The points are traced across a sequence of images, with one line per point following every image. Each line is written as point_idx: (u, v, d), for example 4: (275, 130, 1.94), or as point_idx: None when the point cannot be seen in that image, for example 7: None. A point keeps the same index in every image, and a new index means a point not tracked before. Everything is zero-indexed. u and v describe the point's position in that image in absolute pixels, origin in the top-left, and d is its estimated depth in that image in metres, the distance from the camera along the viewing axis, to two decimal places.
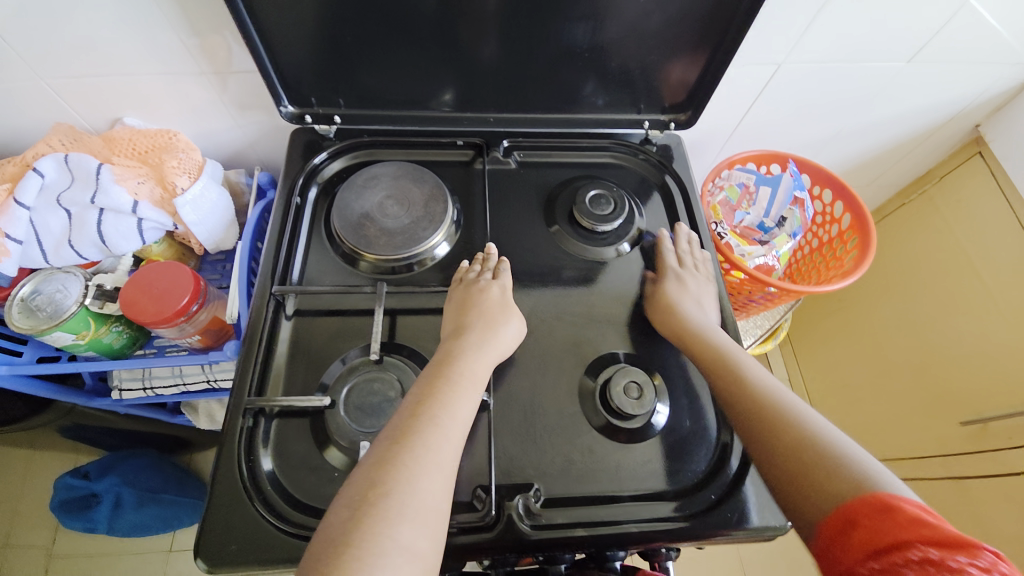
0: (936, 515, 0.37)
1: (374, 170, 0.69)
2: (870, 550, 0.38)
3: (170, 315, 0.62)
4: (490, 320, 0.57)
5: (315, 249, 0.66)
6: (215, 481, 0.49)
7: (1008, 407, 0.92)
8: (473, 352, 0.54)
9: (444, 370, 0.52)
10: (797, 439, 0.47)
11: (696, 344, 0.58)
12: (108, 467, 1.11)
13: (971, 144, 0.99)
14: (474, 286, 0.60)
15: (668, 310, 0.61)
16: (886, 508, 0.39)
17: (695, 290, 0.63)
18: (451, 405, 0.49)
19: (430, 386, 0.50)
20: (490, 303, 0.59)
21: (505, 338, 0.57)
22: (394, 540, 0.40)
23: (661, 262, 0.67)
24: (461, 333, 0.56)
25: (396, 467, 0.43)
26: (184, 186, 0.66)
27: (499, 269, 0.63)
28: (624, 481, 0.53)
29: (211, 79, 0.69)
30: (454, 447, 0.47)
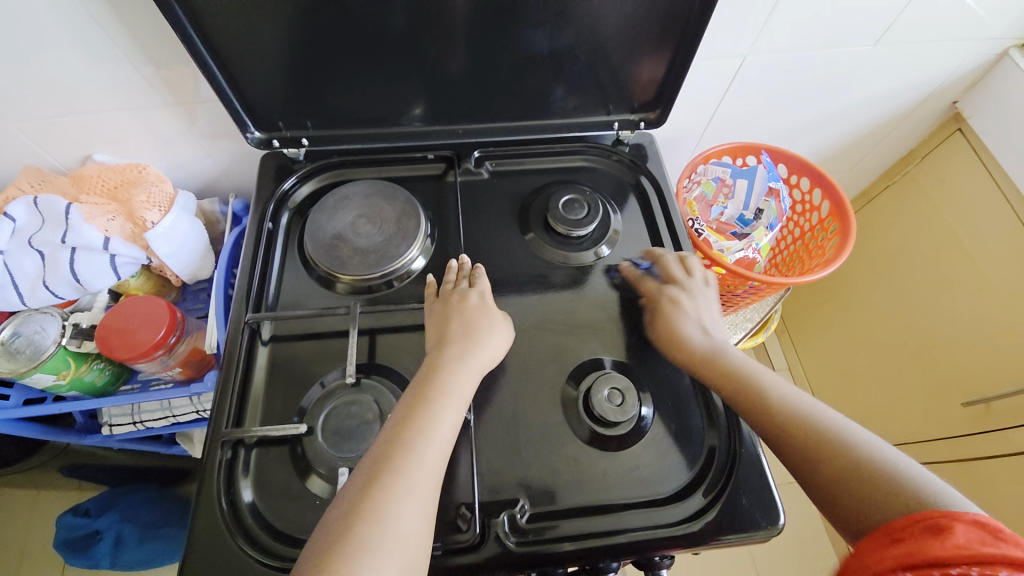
0: (994, 537, 0.35)
1: (345, 190, 0.68)
2: (908, 564, 0.36)
3: (146, 349, 0.62)
4: (470, 334, 0.56)
5: (290, 274, 0.65)
6: (195, 519, 0.49)
7: (1009, 385, 0.91)
8: (456, 368, 0.53)
9: (423, 390, 0.51)
10: (834, 457, 0.45)
11: (710, 364, 0.56)
12: (108, 504, 1.08)
13: (950, 121, 0.98)
14: (452, 298, 0.59)
15: (670, 342, 0.59)
16: (935, 528, 0.37)
17: (693, 312, 0.60)
18: (430, 427, 0.48)
19: (409, 407, 0.49)
20: (472, 314, 0.58)
21: (488, 347, 0.56)
22: (366, 573, 0.40)
23: (645, 287, 0.63)
24: (441, 348, 0.55)
25: (371, 499, 0.43)
26: (155, 220, 0.66)
27: (475, 275, 0.63)
28: (610, 490, 0.53)
29: (178, 111, 0.69)
30: (433, 470, 0.47)
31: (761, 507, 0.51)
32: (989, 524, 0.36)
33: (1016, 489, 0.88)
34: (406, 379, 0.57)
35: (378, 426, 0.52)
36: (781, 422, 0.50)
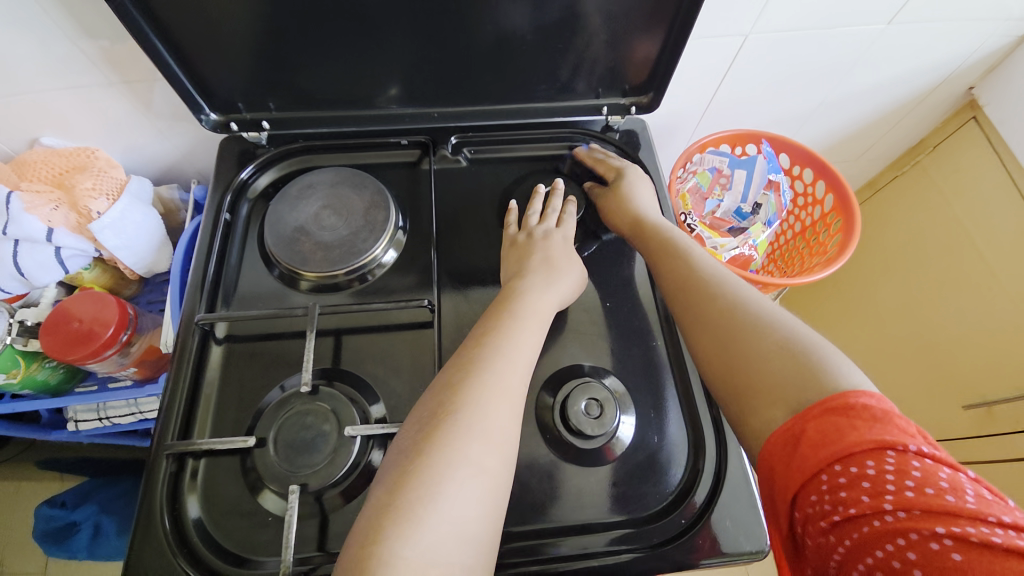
0: (842, 416, 0.38)
1: (310, 178, 0.64)
2: (795, 495, 0.39)
3: (95, 349, 0.58)
4: (553, 261, 0.57)
5: (249, 270, 0.61)
6: (135, 538, 0.45)
7: (1014, 389, 0.87)
8: (541, 287, 0.54)
9: (507, 306, 0.51)
10: (735, 323, 0.47)
11: (648, 240, 0.58)
12: (86, 495, 0.99)
13: (965, 109, 0.92)
14: (539, 232, 0.60)
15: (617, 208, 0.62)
16: (793, 439, 0.40)
17: (644, 187, 0.64)
18: (519, 336, 0.49)
19: (495, 318, 0.50)
20: (551, 246, 0.58)
21: (569, 284, 0.56)
22: (464, 454, 0.40)
23: (603, 163, 0.67)
24: (522, 272, 0.56)
25: (463, 386, 0.44)
26: (102, 209, 0.62)
27: (565, 214, 0.63)
28: (584, 509, 0.49)
29: (128, 90, 0.63)
30: (521, 374, 0.47)
31: (746, 531, 0.48)
32: (835, 399, 0.39)
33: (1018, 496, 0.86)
34: (369, 387, 0.53)
35: (335, 439, 0.48)
36: (700, 299, 0.51)
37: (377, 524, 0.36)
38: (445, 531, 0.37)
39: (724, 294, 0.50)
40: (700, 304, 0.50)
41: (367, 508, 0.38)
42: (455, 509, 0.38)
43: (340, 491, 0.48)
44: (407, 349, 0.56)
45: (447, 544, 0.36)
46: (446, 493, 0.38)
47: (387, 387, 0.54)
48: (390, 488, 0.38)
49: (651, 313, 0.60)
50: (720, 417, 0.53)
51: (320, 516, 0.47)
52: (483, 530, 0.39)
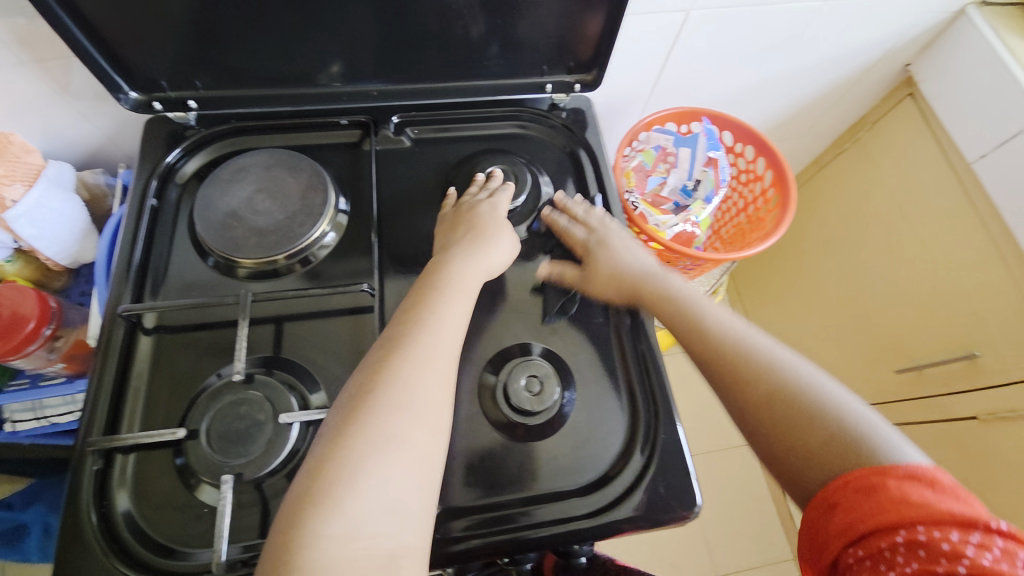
0: (923, 485, 0.39)
1: (242, 161, 0.61)
2: (855, 537, 0.40)
3: (17, 344, 0.55)
4: (480, 232, 0.56)
5: (179, 257, 0.58)
6: (62, 536, 0.44)
7: (941, 353, 0.94)
8: (465, 260, 0.54)
9: (431, 280, 0.51)
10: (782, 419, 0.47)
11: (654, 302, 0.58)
12: (34, 496, 0.93)
13: (903, 86, 0.97)
14: (465, 206, 0.60)
15: (612, 276, 0.59)
16: (867, 489, 0.41)
17: (621, 240, 0.61)
18: (446, 313, 0.48)
19: (419, 298, 0.50)
20: (478, 218, 0.58)
21: (496, 254, 0.56)
22: (384, 430, 0.40)
23: (568, 238, 0.61)
24: (449, 246, 0.56)
25: (388, 368, 0.43)
26: (16, 196, 0.58)
27: (498, 189, 0.62)
28: (525, 483, 0.50)
29: (39, 69, 0.59)
30: (446, 346, 0.46)
31: (680, 495, 0.50)
32: (918, 470, 0.40)
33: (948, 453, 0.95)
34: (308, 371, 0.53)
35: (271, 428, 0.47)
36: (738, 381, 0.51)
37: (296, 510, 0.36)
38: (371, 507, 0.37)
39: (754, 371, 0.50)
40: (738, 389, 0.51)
41: (289, 495, 0.38)
42: (378, 483, 0.38)
43: (281, 477, 0.47)
44: (348, 334, 0.55)
45: (371, 515, 0.37)
46: (367, 473, 0.38)
47: (328, 373, 0.53)
48: (309, 474, 0.38)
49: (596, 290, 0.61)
50: (657, 387, 0.54)
51: (260, 504, 0.46)
52: (421, 504, 0.39)
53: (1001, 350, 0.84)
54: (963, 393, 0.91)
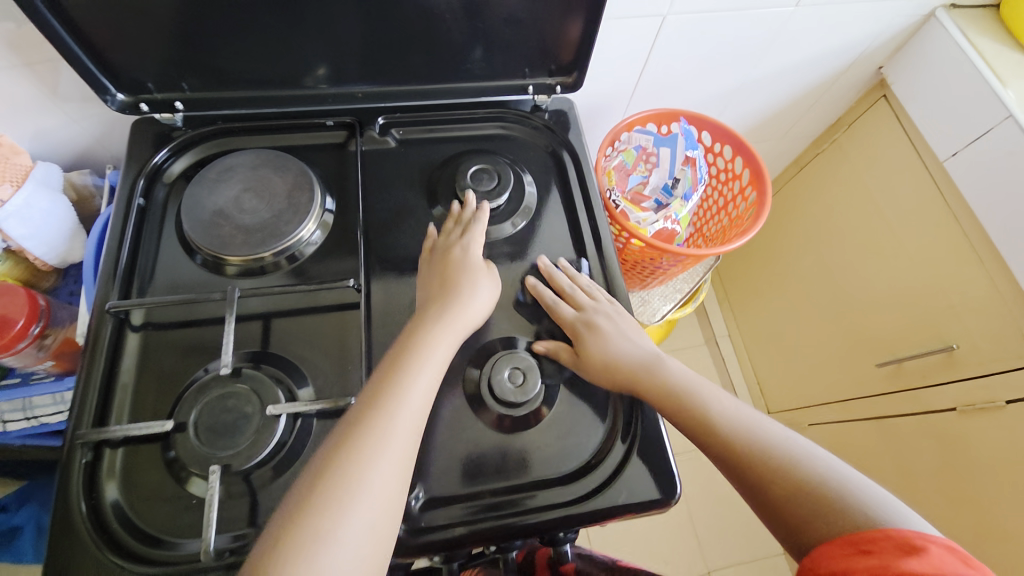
0: (962, 560, 0.39)
1: (229, 161, 0.62)
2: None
3: (6, 342, 0.56)
4: (453, 288, 0.56)
5: (167, 255, 0.59)
6: (52, 526, 0.45)
7: (919, 346, 0.96)
8: (435, 326, 0.53)
9: (401, 349, 0.51)
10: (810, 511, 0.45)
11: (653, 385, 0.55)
12: (26, 498, 0.93)
13: (876, 87, 1.00)
14: (439, 252, 0.60)
15: (606, 365, 0.55)
16: (911, 549, 0.40)
17: (611, 322, 0.58)
18: (411, 388, 0.48)
19: (390, 369, 0.49)
20: (453, 268, 0.58)
21: (469, 311, 0.55)
22: (348, 508, 0.42)
23: (558, 316, 0.58)
24: (421, 311, 0.55)
25: (355, 443, 0.44)
26: (5, 196, 0.59)
27: (472, 223, 0.61)
28: (509, 472, 0.51)
29: (26, 71, 0.60)
30: (412, 416, 0.47)
31: (659, 481, 0.51)
32: (958, 551, 0.40)
33: (926, 443, 0.97)
34: (295, 365, 0.54)
35: (258, 420, 0.48)
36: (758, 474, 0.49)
37: None
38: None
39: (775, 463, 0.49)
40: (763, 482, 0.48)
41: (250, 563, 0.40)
42: (338, 556, 0.40)
43: (268, 468, 0.48)
44: (335, 330, 0.57)
45: None
46: (328, 550, 0.40)
47: (315, 368, 0.54)
48: (270, 545, 0.40)
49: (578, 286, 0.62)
50: None
51: (249, 495, 0.47)
52: None
53: (977, 343, 0.87)
54: (940, 385, 0.93)
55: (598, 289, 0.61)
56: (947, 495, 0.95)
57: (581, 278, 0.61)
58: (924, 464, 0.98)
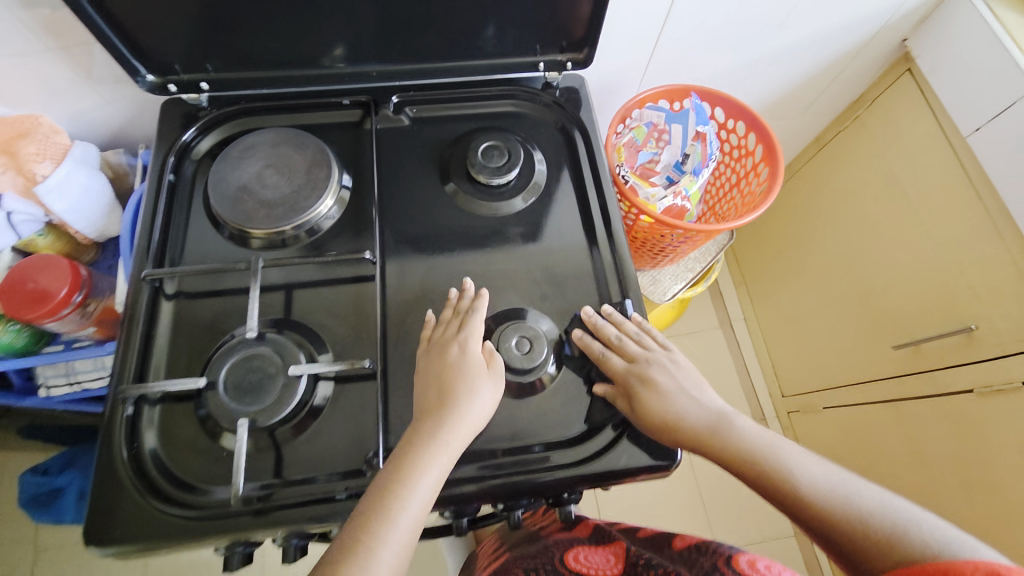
0: None
1: (251, 139, 0.65)
2: None
3: (51, 309, 0.61)
4: (450, 398, 0.51)
5: (196, 228, 0.63)
6: (98, 470, 0.49)
7: (938, 327, 0.95)
8: (428, 444, 0.49)
9: (402, 455, 0.48)
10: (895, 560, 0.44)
11: (717, 441, 0.53)
12: (70, 461, 0.99)
13: (900, 61, 0.97)
14: (438, 346, 0.55)
15: (667, 425, 0.53)
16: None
17: (665, 375, 0.56)
18: (400, 514, 0.46)
19: (387, 484, 0.47)
20: (451, 369, 0.53)
21: (474, 409, 0.52)
22: None
23: (610, 368, 0.56)
24: (424, 411, 0.51)
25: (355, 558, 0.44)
26: (47, 173, 0.64)
27: (472, 312, 0.57)
28: (515, 435, 0.54)
29: (63, 55, 0.63)
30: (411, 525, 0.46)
31: (659, 445, 0.53)
32: None
33: (943, 426, 0.96)
34: (314, 332, 0.57)
35: (282, 379, 0.52)
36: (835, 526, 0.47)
37: None
38: None
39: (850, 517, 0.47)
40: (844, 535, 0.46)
41: None
42: None
43: (291, 424, 0.52)
44: (352, 301, 0.60)
45: None
46: None
47: (333, 335, 0.58)
48: None
49: (587, 262, 0.64)
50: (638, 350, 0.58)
51: (274, 448, 0.51)
52: None
53: (997, 323, 0.85)
54: (959, 366, 0.92)
55: (646, 333, 0.59)
56: (961, 478, 0.94)
57: (631, 324, 0.59)
58: (940, 446, 0.97)
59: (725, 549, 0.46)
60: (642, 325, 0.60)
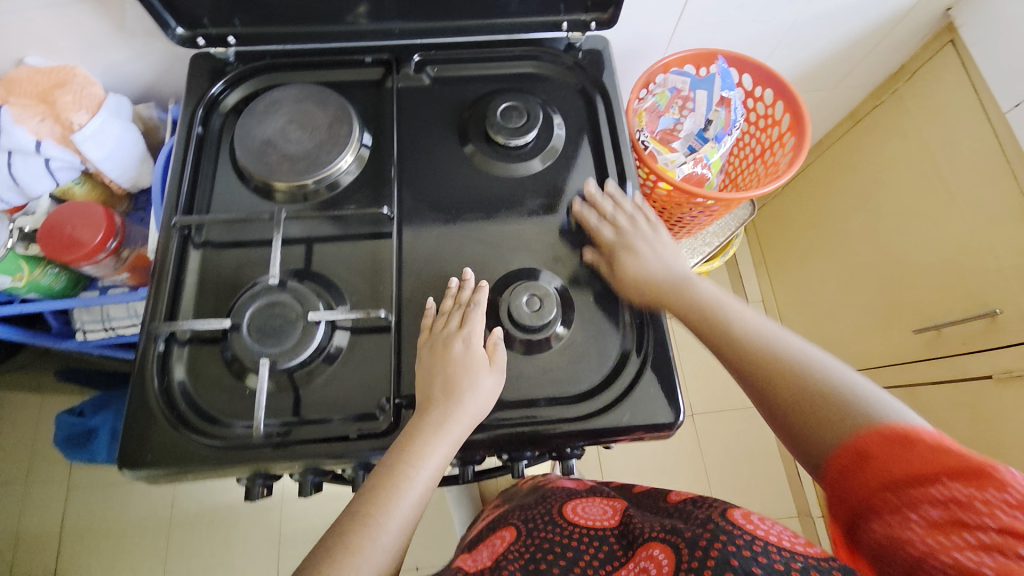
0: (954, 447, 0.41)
1: (276, 94, 0.66)
2: (885, 485, 0.42)
3: (88, 252, 0.64)
4: (453, 396, 0.52)
5: (223, 180, 0.65)
6: (132, 400, 0.53)
7: (961, 311, 0.92)
8: (431, 437, 0.50)
9: (405, 444, 0.50)
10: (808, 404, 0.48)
11: (674, 295, 0.58)
12: (103, 404, 1.05)
13: (944, 32, 0.92)
14: (439, 341, 0.55)
15: (637, 288, 0.59)
16: (901, 441, 0.42)
17: (647, 246, 0.60)
18: (400, 500, 0.48)
19: (390, 470, 0.49)
20: (454, 367, 0.53)
21: (476, 401, 0.52)
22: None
23: (598, 237, 0.61)
24: (428, 400, 0.52)
25: (358, 535, 0.47)
26: (82, 122, 0.67)
27: (472, 304, 0.57)
28: (523, 388, 0.56)
29: (98, 7, 0.65)
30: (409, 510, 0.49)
31: (663, 407, 0.54)
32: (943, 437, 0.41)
33: (959, 411, 0.95)
34: (333, 284, 0.59)
35: (302, 324, 0.54)
36: (763, 375, 0.51)
37: None
38: None
39: (781, 364, 0.51)
40: (767, 383, 0.51)
41: None
42: None
43: (309, 368, 0.55)
44: (370, 256, 0.61)
45: None
46: None
47: (351, 287, 0.60)
48: None
49: None
50: (649, 315, 0.58)
51: (293, 390, 0.55)
52: None
53: None
54: (981, 352, 0.90)
55: (639, 206, 0.63)
56: None
57: (629, 202, 0.63)
58: (955, 432, 0.96)
59: (720, 504, 0.48)
60: (638, 203, 0.64)
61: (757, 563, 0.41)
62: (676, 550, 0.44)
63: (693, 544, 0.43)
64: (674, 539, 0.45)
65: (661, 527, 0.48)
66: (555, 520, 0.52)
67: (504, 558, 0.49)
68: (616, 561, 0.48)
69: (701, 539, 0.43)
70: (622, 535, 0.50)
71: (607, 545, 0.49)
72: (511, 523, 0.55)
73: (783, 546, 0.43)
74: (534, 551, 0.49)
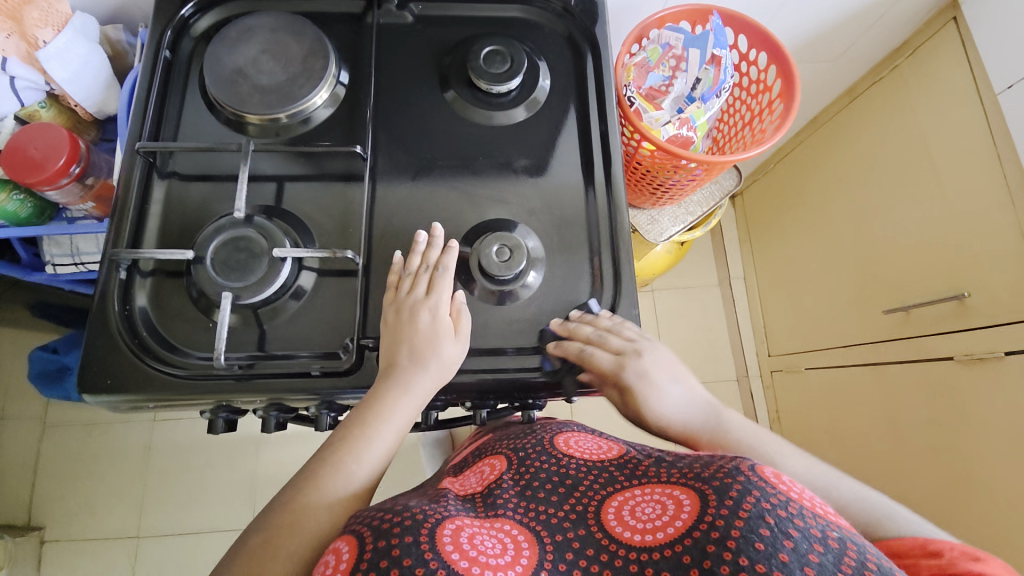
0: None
1: (249, 21, 0.63)
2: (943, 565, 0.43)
3: (50, 177, 0.62)
4: (419, 361, 0.52)
5: (191, 110, 0.63)
6: (91, 326, 0.53)
7: (933, 294, 0.94)
8: (397, 397, 0.51)
9: (367, 403, 0.51)
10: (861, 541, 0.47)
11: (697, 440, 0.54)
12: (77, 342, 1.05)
13: (949, 8, 0.90)
14: (405, 307, 0.54)
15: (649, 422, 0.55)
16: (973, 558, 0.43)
17: (649, 371, 0.55)
18: (367, 448, 0.49)
19: (356, 425, 0.50)
20: (420, 335, 0.52)
21: (442, 361, 0.53)
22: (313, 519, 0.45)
23: (592, 364, 0.54)
24: (394, 353, 0.52)
25: (322, 478, 0.47)
26: (49, 39, 0.64)
27: (439, 265, 0.56)
28: (487, 336, 0.56)
29: None
30: (374, 459, 0.50)
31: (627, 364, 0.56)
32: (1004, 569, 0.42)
33: (921, 391, 0.98)
34: (302, 223, 0.58)
35: (267, 261, 0.54)
36: None
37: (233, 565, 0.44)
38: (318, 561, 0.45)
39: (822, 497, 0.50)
40: None
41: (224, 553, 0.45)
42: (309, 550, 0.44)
43: (273, 305, 0.55)
44: (342, 199, 0.60)
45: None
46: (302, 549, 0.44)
47: (320, 227, 0.59)
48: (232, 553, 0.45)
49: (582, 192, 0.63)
50: (619, 271, 0.59)
51: (259, 329, 0.54)
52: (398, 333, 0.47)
53: (993, 292, 0.84)
54: (947, 334, 0.92)
55: (614, 319, 0.57)
56: (930, 443, 0.96)
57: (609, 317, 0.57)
58: (915, 411, 0.99)
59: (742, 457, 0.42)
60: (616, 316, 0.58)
61: (793, 525, 0.37)
62: (701, 497, 0.40)
63: (723, 493, 0.39)
64: (698, 484, 0.42)
65: (681, 471, 0.45)
66: (548, 450, 0.52)
67: (499, 485, 0.49)
68: (616, 485, 0.48)
69: (730, 491, 0.39)
70: (622, 466, 0.50)
71: (607, 473, 0.49)
72: (499, 452, 0.55)
73: (819, 513, 0.38)
74: (529, 478, 0.49)
